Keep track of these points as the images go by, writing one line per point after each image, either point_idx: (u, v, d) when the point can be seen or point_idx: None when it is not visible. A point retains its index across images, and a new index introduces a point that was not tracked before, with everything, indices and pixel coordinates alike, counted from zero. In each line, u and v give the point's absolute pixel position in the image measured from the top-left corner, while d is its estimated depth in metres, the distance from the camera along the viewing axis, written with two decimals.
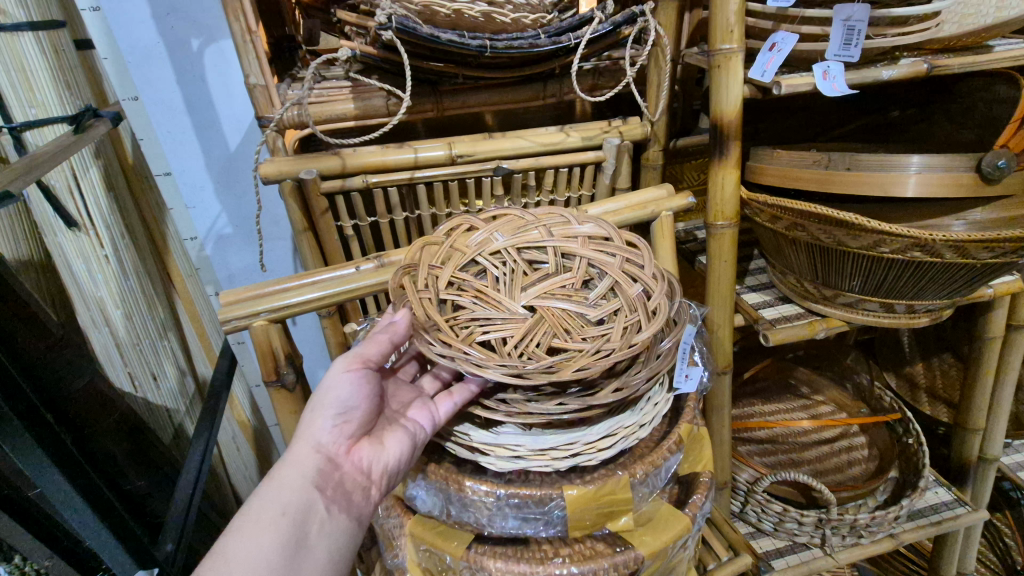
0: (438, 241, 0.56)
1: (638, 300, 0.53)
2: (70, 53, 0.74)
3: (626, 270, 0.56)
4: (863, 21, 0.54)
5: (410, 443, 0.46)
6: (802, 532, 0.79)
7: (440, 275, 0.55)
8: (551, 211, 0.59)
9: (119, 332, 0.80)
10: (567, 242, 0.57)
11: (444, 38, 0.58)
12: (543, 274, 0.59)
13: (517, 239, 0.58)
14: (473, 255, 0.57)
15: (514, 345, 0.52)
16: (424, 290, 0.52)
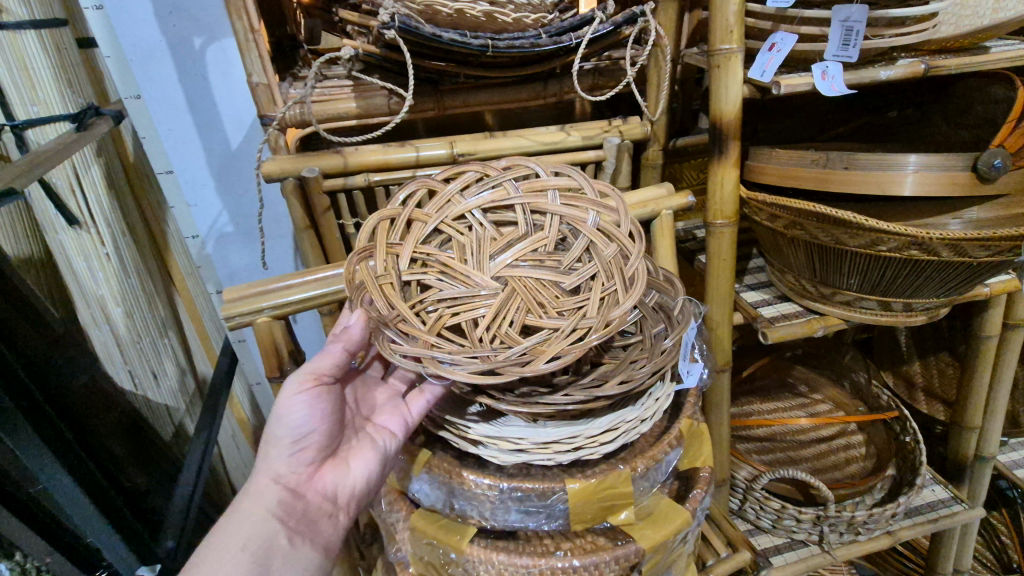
0: (394, 211, 0.53)
1: (617, 257, 0.53)
2: (71, 51, 0.74)
3: (602, 228, 0.55)
4: (861, 22, 0.55)
5: (372, 459, 0.47)
6: (799, 530, 0.79)
7: (401, 254, 0.54)
8: (517, 163, 0.55)
9: (120, 331, 0.80)
10: (536, 199, 0.55)
11: (446, 38, 0.58)
12: (514, 233, 0.59)
13: (484, 198, 0.55)
14: (437, 221, 0.55)
15: (486, 328, 0.53)
16: (384, 276, 0.50)
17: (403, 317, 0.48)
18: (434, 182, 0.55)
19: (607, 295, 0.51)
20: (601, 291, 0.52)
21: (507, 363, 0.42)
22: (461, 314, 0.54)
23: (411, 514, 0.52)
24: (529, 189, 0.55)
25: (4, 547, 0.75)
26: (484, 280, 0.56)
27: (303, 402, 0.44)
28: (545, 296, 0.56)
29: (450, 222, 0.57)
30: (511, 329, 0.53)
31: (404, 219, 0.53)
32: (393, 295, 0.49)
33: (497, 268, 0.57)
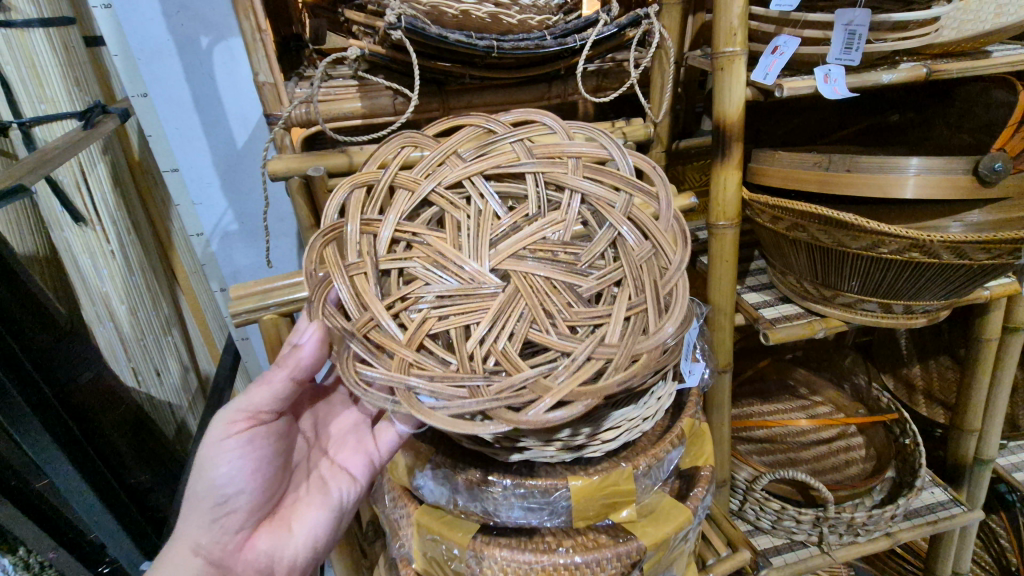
0: (373, 177, 0.49)
1: (652, 260, 0.50)
2: (79, 49, 0.75)
3: (633, 216, 0.51)
4: (864, 26, 0.55)
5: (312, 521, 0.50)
6: (799, 531, 0.80)
7: (380, 231, 0.49)
8: (537, 115, 0.51)
9: (124, 329, 0.80)
10: (554, 166, 0.51)
11: (452, 38, 0.59)
12: (523, 211, 0.53)
13: (488, 160, 0.51)
14: (424, 192, 0.50)
15: (479, 341, 0.48)
16: (355, 264, 0.47)
17: (378, 322, 0.46)
18: (426, 141, 0.51)
19: (637, 317, 0.47)
20: (629, 304, 0.48)
21: (497, 405, 0.40)
22: (452, 319, 0.49)
23: (415, 509, 0.53)
24: (544, 155, 0.51)
25: (8, 541, 0.76)
26: (479, 271, 0.52)
27: (233, 451, 0.45)
28: (558, 304, 0.50)
29: (444, 191, 0.52)
30: (510, 345, 0.48)
31: (383, 189, 0.49)
32: (367, 291, 0.46)
33: (496, 259, 0.52)
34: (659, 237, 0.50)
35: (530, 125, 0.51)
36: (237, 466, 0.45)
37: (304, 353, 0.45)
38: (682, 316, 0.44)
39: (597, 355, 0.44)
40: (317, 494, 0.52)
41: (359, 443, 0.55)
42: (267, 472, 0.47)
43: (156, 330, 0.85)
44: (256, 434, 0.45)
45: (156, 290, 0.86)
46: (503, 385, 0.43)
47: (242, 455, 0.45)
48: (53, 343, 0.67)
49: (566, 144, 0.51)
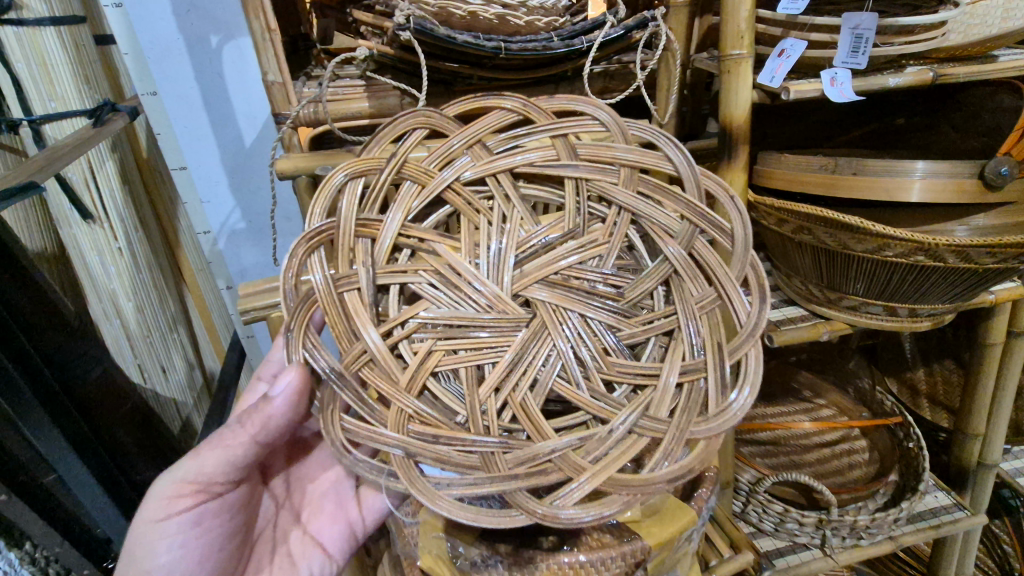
0: (382, 166, 0.45)
1: (715, 310, 0.45)
2: (89, 48, 0.75)
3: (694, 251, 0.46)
4: (871, 29, 0.55)
5: None
6: (802, 533, 0.79)
7: (380, 233, 0.45)
8: (593, 106, 0.46)
9: (130, 325, 0.81)
10: (603, 175, 0.47)
11: (460, 40, 0.59)
12: (558, 228, 0.48)
13: (525, 159, 0.46)
14: (440, 190, 0.46)
15: (501, 385, 0.46)
16: (346, 282, 0.44)
17: (371, 357, 0.44)
18: (450, 126, 0.47)
19: (697, 381, 0.44)
20: (683, 364, 0.44)
21: (515, 489, 0.40)
22: (464, 356, 0.46)
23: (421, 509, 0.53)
24: (589, 157, 0.46)
25: (16, 536, 0.76)
26: (501, 299, 0.47)
27: (173, 530, 0.47)
28: (593, 351, 0.46)
29: (460, 188, 0.47)
30: (531, 396, 0.45)
31: (386, 185, 0.45)
32: (360, 316, 0.44)
33: (516, 286, 0.47)
34: (727, 285, 0.45)
35: (577, 120, 0.46)
36: (180, 545, 0.48)
37: (276, 403, 0.44)
38: (744, 406, 0.43)
39: (641, 426, 0.43)
40: (278, 567, 0.56)
41: (331, 512, 0.61)
42: (214, 551, 0.50)
43: (162, 327, 0.86)
44: (203, 513, 0.48)
45: (162, 288, 0.86)
46: (521, 457, 0.42)
47: (187, 532, 0.48)
48: (60, 339, 0.67)
49: (618, 146, 0.46)
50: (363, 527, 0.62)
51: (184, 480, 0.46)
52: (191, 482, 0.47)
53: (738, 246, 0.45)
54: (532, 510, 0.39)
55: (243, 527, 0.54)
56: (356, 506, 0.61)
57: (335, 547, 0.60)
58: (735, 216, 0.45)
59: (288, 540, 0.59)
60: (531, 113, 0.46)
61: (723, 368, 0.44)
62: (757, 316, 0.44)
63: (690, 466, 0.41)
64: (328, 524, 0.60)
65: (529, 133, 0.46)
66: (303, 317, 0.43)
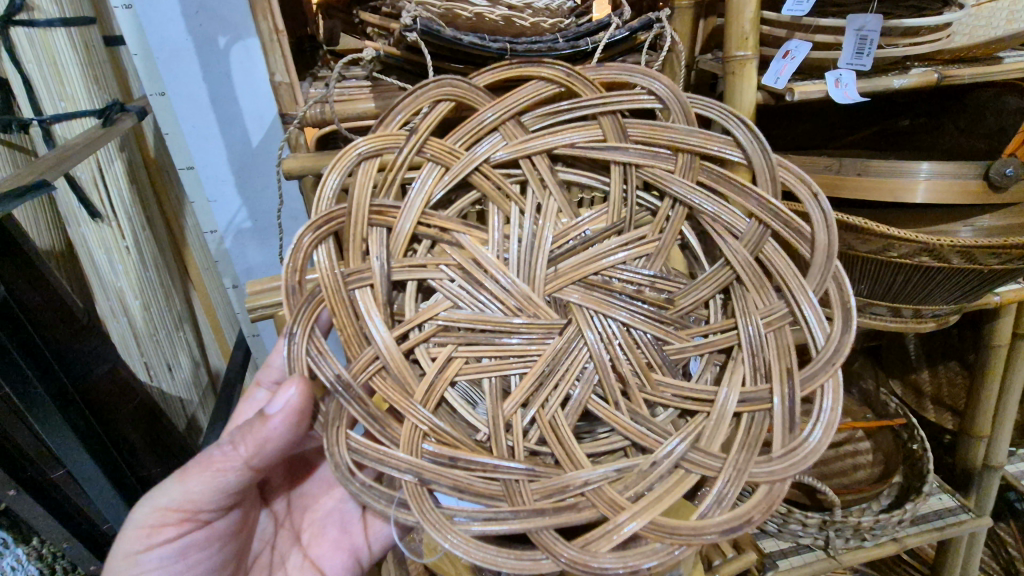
0: (408, 146, 0.45)
1: (785, 322, 0.44)
2: (98, 49, 0.75)
3: (765, 258, 0.46)
4: (875, 31, 0.54)
5: None
6: (805, 535, 0.78)
7: (396, 223, 0.46)
8: (653, 77, 0.45)
9: (137, 323, 0.81)
10: (663, 166, 0.47)
11: (466, 41, 0.59)
12: (603, 221, 0.49)
13: (567, 139, 0.46)
14: (470, 172, 0.46)
15: (540, 393, 0.46)
16: (353, 279, 0.44)
17: (383, 364, 0.44)
18: (482, 98, 0.46)
19: (758, 413, 0.43)
20: (744, 392, 0.43)
21: (542, 528, 0.39)
22: (492, 368, 0.47)
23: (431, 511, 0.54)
24: (637, 135, 0.46)
25: (23, 532, 0.77)
26: (535, 302, 0.48)
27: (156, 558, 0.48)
28: (635, 365, 0.47)
29: (490, 171, 0.47)
30: (561, 414, 0.46)
31: (407, 166, 0.45)
32: (370, 312, 0.44)
33: (550, 287, 0.48)
34: (802, 299, 0.43)
35: (629, 94, 0.45)
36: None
37: (271, 423, 0.43)
38: (817, 449, 0.41)
39: (688, 460, 0.42)
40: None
41: (334, 537, 0.60)
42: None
43: (168, 325, 0.86)
44: (188, 544, 0.48)
45: (168, 286, 0.87)
46: (546, 487, 0.41)
47: (171, 562, 0.48)
48: (69, 336, 0.68)
49: (679, 129, 0.45)
50: (368, 556, 0.61)
51: (170, 507, 0.46)
52: (178, 509, 0.46)
53: (819, 254, 0.43)
54: (554, 549, 0.38)
55: (233, 555, 0.53)
56: (362, 533, 0.61)
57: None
58: (820, 219, 0.43)
59: (287, 563, 0.58)
60: (575, 84, 0.45)
61: (792, 400, 0.42)
62: (838, 342, 0.42)
63: (746, 515, 0.39)
64: (330, 551, 0.59)
65: (574, 108, 0.46)
66: (307, 318, 0.43)
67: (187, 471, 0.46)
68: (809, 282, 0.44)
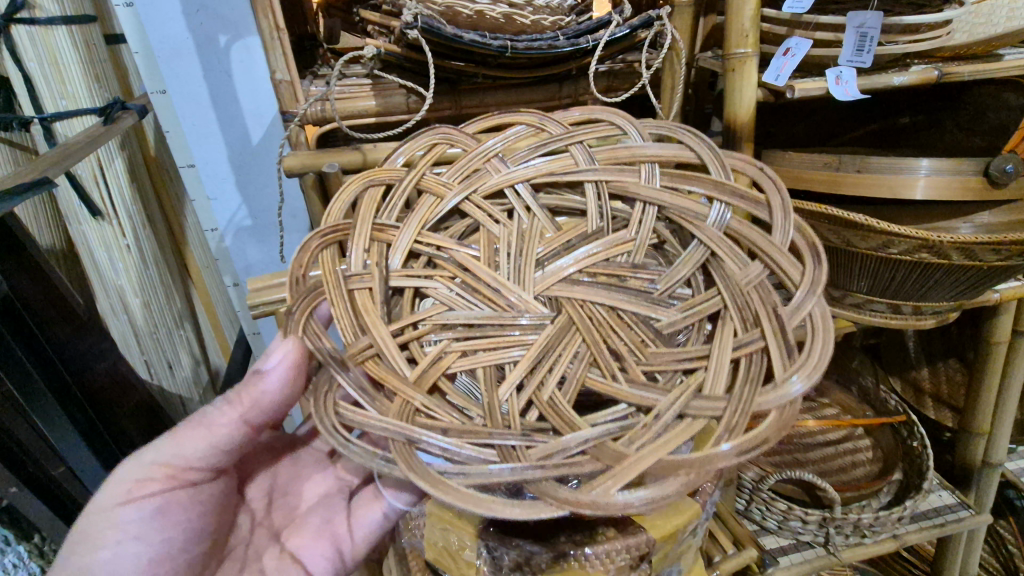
0: (401, 180, 0.48)
1: (762, 283, 0.44)
2: (99, 48, 0.75)
3: (732, 230, 0.47)
4: (875, 28, 0.55)
5: None
6: (805, 532, 0.80)
7: (395, 240, 0.47)
8: (603, 111, 0.49)
9: (136, 321, 0.80)
10: (626, 176, 0.49)
11: (467, 38, 0.60)
12: (579, 229, 0.50)
13: (543, 167, 0.49)
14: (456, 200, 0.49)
15: (532, 373, 0.45)
16: (356, 279, 0.45)
17: (376, 353, 0.44)
18: (467, 141, 0.50)
19: (755, 355, 0.42)
20: (736, 340, 0.43)
21: (542, 478, 0.37)
22: (481, 356, 0.45)
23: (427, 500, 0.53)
24: (608, 160, 0.49)
25: (26, 528, 0.77)
26: (524, 299, 0.48)
27: (133, 514, 0.45)
28: (630, 343, 0.46)
29: (478, 201, 0.49)
30: (559, 394, 0.44)
31: (406, 192, 0.49)
32: (367, 310, 0.44)
33: (539, 285, 0.48)
34: (776, 255, 0.44)
35: (593, 126, 0.49)
36: (132, 544, 0.45)
37: (269, 378, 0.45)
38: (805, 380, 0.39)
39: (694, 408, 0.41)
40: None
41: (316, 526, 0.58)
42: (172, 552, 0.47)
43: (169, 323, 0.85)
44: (171, 502, 0.47)
45: (169, 284, 0.86)
46: (544, 450, 0.40)
47: (147, 521, 0.46)
48: (69, 332, 0.67)
49: (638, 145, 0.48)
50: (353, 552, 0.58)
51: (157, 462, 0.46)
52: (166, 463, 0.46)
53: (776, 212, 0.45)
54: (553, 499, 0.36)
55: (209, 534, 0.51)
56: (345, 522, 0.58)
57: (316, 566, 0.56)
58: (771, 181, 0.46)
59: (264, 556, 0.55)
60: (547, 125, 0.50)
61: (783, 331, 0.42)
62: (812, 277, 0.43)
63: (760, 439, 0.38)
64: (311, 540, 0.57)
65: (544, 144, 0.49)
66: (308, 303, 0.44)
67: (180, 432, 0.47)
68: (775, 244, 0.44)
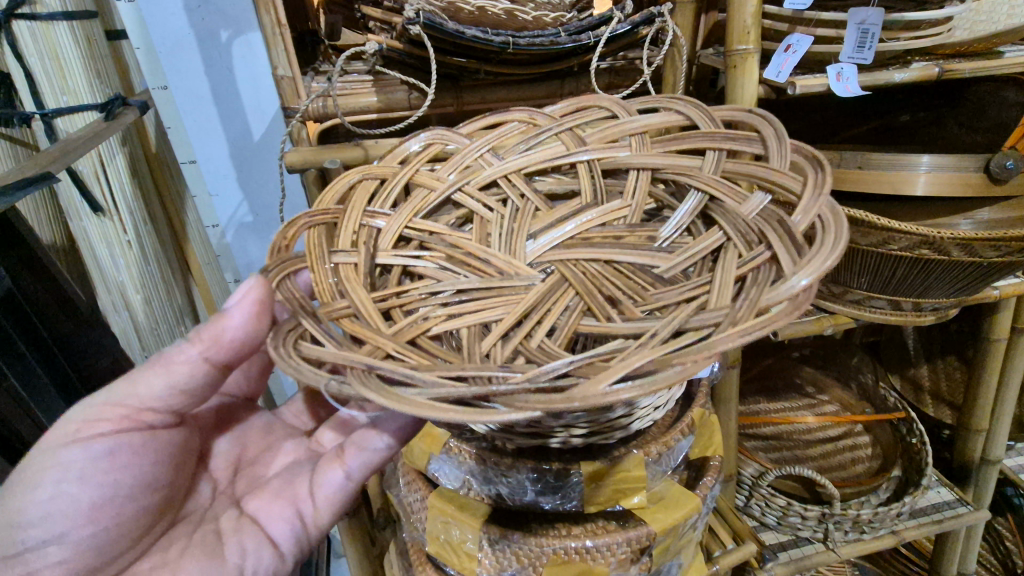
0: (393, 173, 0.51)
1: (770, 212, 0.42)
2: (100, 43, 0.72)
3: (727, 172, 0.46)
4: (877, 24, 0.55)
5: (202, 560, 0.43)
6: (805, 527, 0.80)
7: (386, 225, 0.50)
8: (592, 99, 0.51)
9: (138, 317, 0.78)
10: (614, 151, 0.50)
11: (468, 34, 0.60)
12: (574, 202, 0.53)
13: (535, 155, 0.51)
14: (449, 189, 0.51)
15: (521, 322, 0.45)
16: (342, 252, 0.46)
17: (354, 315, 0.43)
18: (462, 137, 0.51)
19: (762, 267, 0.39)
20: (740, 261, 0.40)
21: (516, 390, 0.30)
22: (467, 317, 0.45)
23: (429, 493, 0.54)
24: (598, 142, 0.51)
25: None
26: (513, 265, 0.50)
27: (78, 455, 0.40)
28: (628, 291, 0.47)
29: (472, 192, 0.52)
30: (549, 340, 0.44)
31: (399, 183, 0.51)
32: (352, 280, 0.45)
33: (536, 253, 0.52)
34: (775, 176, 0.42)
35: (582, 114, 0.51)
36: (72, 485, 0.40)
37: (231, 317, 0.40)
38: (831, 262, 0.34)
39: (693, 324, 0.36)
40: (195, 546, 0.44)
41: (276, 487, 0.49)
42: (121, 498, 0.41)
43: (170, 320, 0.83)
44: (124, 444, 0.41)
45: (170, 282, 0.84)
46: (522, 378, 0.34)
47: (96, 463, 0.40)
48: (70, 329, 0.66)
49: (626, 121, 0.50)
50: (315, 520, 0.49)
51: (110, 399, 0.40)
52: (119, 403, 0.41)
53: (770, 143, 0.43)
54: (522, 404, 0.29)
55: (164, 486, 0.45)
56: (308, 480, 0.49)
57: (276, 530, 0.47)
58: (761, 114, 0.45)
59: (219, 520, 0.47)
60: (538, 118, 0.51)
61: (791, 236, 0.38)
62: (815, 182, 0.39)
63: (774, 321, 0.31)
64: (269, 501, 0.48)
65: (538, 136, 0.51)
66: (291, 266, 0.44)
67: (134, 370, 0.41)
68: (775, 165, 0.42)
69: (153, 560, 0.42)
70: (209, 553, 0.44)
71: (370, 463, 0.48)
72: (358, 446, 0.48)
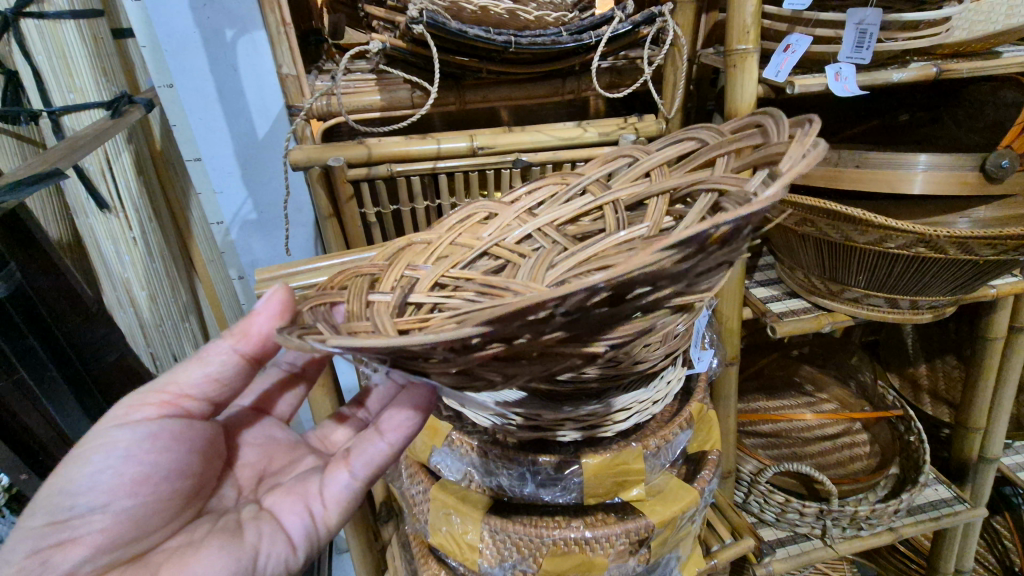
0: (437, 238, 0.51)
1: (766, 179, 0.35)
2: (107, 41, 0.73)
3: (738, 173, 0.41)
4: (874, 24, 0.56)
5: (227, 548, 0.39)
6: (803, 523, 0.81)
7: (421, 273, 0.48)
8: (615, 153, 0.52)
9: (143, 315, 0.79)
10: (635, 185, 0.50)
11: (472, 34, 0.61)
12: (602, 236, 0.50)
13: (572, 207, 0.51)
14: (484, 247, 0.51)
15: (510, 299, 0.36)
16: (374, 293, 0.45)
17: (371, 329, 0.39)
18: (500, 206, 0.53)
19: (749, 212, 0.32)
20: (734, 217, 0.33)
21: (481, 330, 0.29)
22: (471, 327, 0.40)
23: (432, 486, 0.55)
24: (624, 182, 0.51)
25: None
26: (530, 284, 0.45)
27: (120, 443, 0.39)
28: None
29: (507, 245, 0.51)
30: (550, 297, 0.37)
31: (443, 247, 0.50)
32: (378, 309, 0.43)
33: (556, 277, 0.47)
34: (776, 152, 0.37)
35: (603, 162, 0.52)
36: (117, 463, 0.38)
37: (259, 322, 0.43)
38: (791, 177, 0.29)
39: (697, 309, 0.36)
40: (219, 530, 0.41)
41: (289, 484, 0.47)
42: (157, 479, 0.39)
43: (174, 316, 0.84)
44: (165, 430, 0.41)
45: (174, 277, 0.85)
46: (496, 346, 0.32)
47: (138, 450, 0.39)
48: (81, 323, 0.67)
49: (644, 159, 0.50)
50: (326, 519, 0.46)
51: (154, 386, 0.42)
52: (162, 388, 0.42)
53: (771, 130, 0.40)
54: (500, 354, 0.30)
55: (198, 472, 0.43)
56: (319, 476, 0.47)
57: (291, 527, 0.44)
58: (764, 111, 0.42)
59: (237, 512, 0.44)
60: (569, 179, 0.53)
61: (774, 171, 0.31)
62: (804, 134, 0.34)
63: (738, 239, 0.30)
64: (283, 495, 0.46)
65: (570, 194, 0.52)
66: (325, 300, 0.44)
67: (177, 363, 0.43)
68: (774, 143, 0.38)
69: (183, 540, 0.39)
70: (232, 537, 0.40)
71: (376, 460, 0.46)
72: (361, 446, 0.46)
